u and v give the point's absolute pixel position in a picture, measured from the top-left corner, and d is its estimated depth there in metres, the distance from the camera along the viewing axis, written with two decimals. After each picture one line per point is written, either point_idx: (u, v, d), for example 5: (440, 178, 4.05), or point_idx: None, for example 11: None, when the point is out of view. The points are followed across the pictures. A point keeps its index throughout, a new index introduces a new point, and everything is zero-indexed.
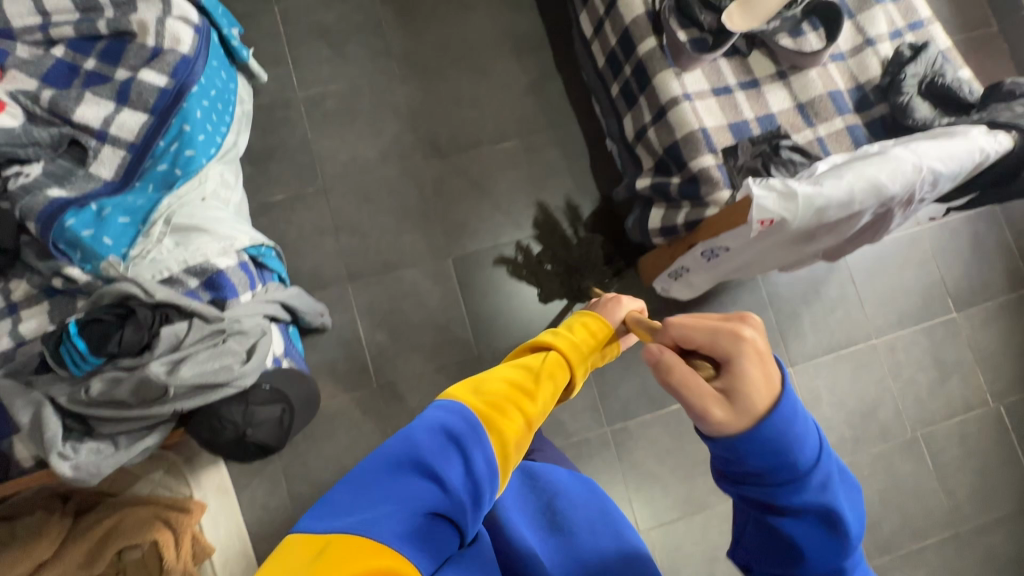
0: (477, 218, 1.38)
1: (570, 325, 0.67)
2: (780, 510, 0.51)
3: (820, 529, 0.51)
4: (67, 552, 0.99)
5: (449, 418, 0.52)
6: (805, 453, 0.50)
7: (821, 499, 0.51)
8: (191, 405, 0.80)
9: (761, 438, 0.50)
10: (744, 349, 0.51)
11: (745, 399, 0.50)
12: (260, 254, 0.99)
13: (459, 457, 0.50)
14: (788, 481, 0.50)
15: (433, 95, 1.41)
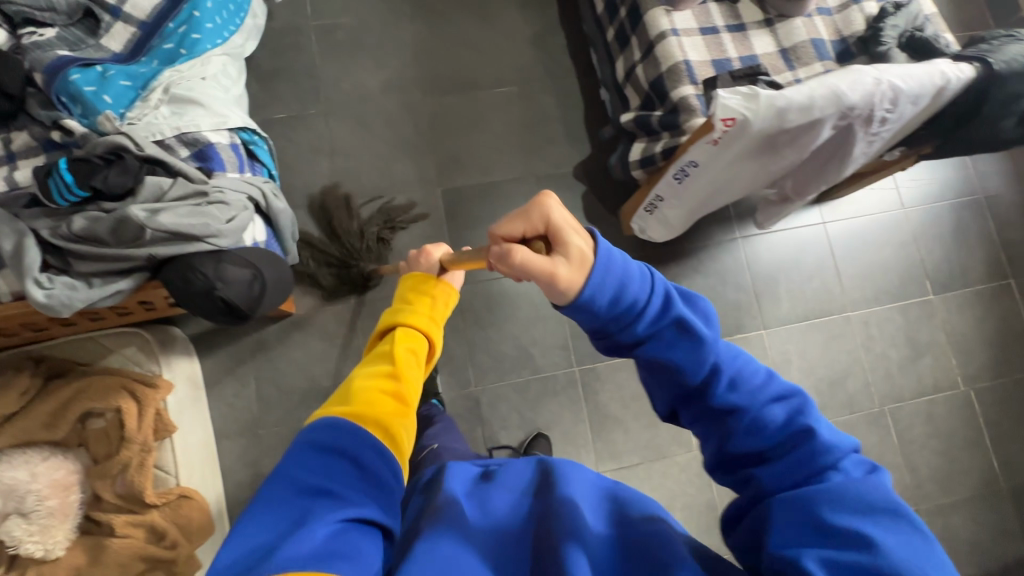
0: (469, 155, 1.42)
1: (401, 297, 0.76)
2: (649, 347, 0.57)
3: (688, 350, 0.55)
4: (34, 407, 1.04)
5: (323, 436, 0.57)
6: (635, 288, 0.56)
7: (668, 319, 0.56)
8: (166, 254, 0.83)
9: (591, 285, 0.55)
10: (552, 216, 0.58)
11: (575, 256, 0.56)
12: (251, 141, 1.03)
13: (351, 470, 0.56)
14: (636, 315, 0.56)
15: (438, 35, 1.47)
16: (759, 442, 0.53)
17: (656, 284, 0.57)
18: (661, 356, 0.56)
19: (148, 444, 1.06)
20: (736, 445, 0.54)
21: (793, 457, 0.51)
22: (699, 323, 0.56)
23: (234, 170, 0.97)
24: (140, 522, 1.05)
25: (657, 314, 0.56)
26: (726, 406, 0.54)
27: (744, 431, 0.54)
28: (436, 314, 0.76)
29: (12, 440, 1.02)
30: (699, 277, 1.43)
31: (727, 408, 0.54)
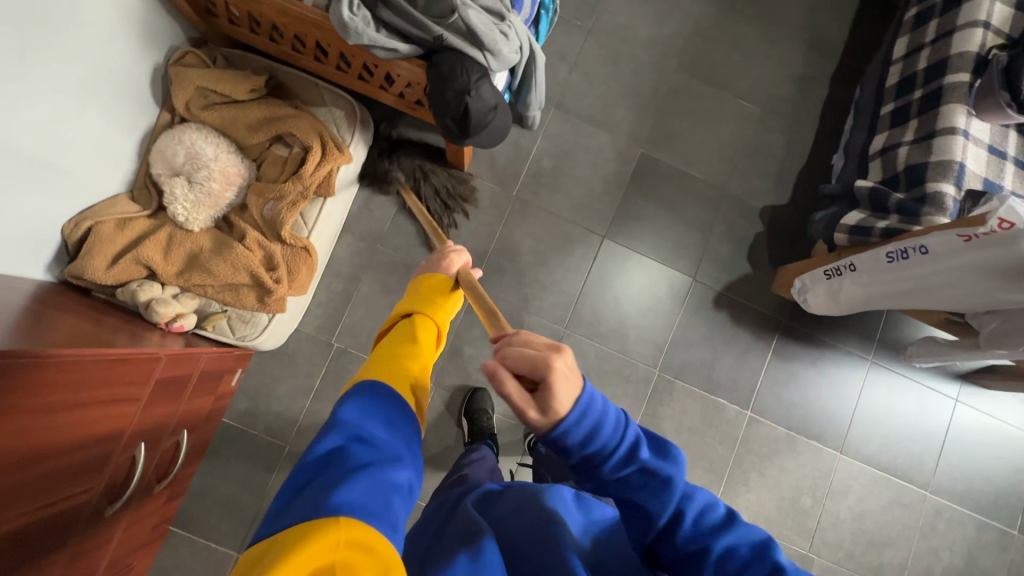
0: (683, 139, 1.44)
1: (413, 290, 0.78)
2: (616, 493, 0.54)
3: (654, 497, 0.52)
4: (251, 107, 1.16)
5: (361, 395, 0.60)
6: (603, 435, 0.51)
7: (632, 467, 0.52)
8: (452, 42, 0.91)
9: (559, 435, 0.50)
10: (551, 375, 0.49)
11: (555, 404, 0.49)
12: (543, 8, 1.12)
13: (391, 433, 0.58)
14: (602, 459, 0.52)
15: (721, 26, 1.49)
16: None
17: (628, 429, 0.53)
18: (635, 505, 0.54)
19: (308, 189, 1.14)
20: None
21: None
22: (661, 466, 0.53)
23: (525, 18, 1.05)
24: (265, 246, 1.14)
25: (621, 461, 0.52)
26: (691, 545, 0.53)
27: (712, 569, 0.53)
28: (448, 310, 0.77)
29: (222, 119, 1.15)
30: (811, 370, 1.39)
31: (688, 551, 0.53)
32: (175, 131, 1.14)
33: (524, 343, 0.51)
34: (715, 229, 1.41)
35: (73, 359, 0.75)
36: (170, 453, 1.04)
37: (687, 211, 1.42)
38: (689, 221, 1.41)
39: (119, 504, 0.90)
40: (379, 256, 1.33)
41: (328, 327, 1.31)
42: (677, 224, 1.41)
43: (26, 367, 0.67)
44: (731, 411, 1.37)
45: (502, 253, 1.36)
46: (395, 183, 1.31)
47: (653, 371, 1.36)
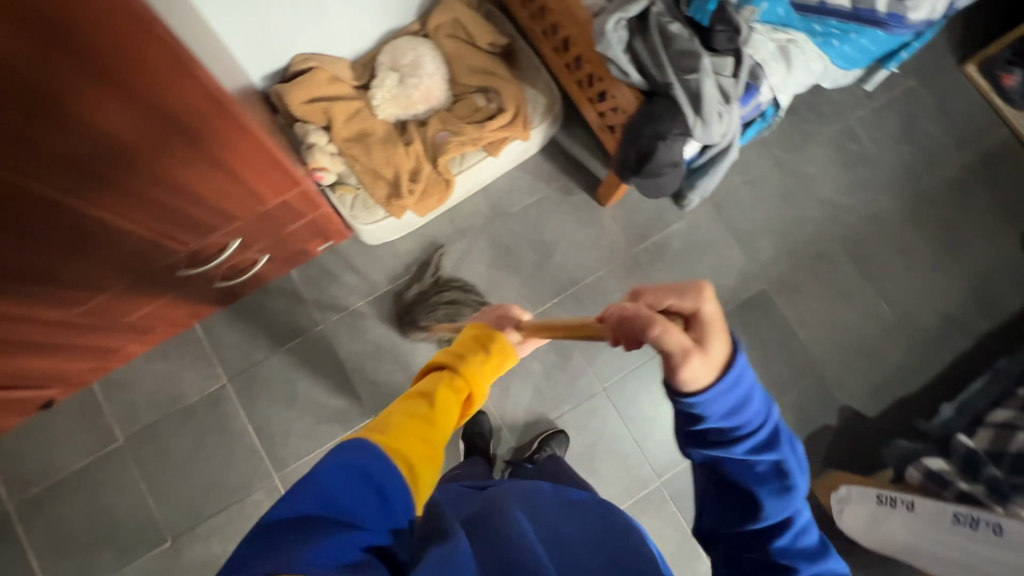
0: (807, 300, 1.42)
1: (458, 343, 0.70)
2: (738, 475, 0.54)
3: (774, 495, 0.53)
4: (481, 54, 1.29)
5: (346, 454, 0.48)
6: (755, 412, 0.53)
7: (768, 459, 0.54)
8: (675, 94, 0.97)
9: (717, 396, 0.51)
10: (704, 306, 0.52)
11: (711, 356, 0.51)
12: (763, 116, 1.15)
13: (379, 501, 0.47)
14: (740, 436, 0.53)
15: (897, 229, 1.50)
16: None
17: (777, 416, 0.54)
18: (752, 493, 0.54)
19: (479, 140, 1.24)
20: None
21: None
22: (794, 472, 0.54)
23: (743, 113, 1.10)
24: (419, 160, 1.24)
25: (759, 451, 0.53)
26: (783, 557, 0.53)
27: None
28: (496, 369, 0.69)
29: (453, 50, 1.29)
30: None
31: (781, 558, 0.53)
32: (415, 39, 1.29)
33: (670, 287, 0.53)
34: (789, 393, 1.37)
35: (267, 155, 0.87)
36: (244, 265, 1.14)
37: (773, 363, 1.38)
38: (770, 372, 1.37)
39: (191, 272, 1.01)
40: (492, 228, 1.41)
41: (415, 256, 1.39)
42: (759, 367, 1.37)
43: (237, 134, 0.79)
44: (702, 566, 1.28)
45: (591, 291, 1.39)
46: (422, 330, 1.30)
47: (655, 479, 1.31)
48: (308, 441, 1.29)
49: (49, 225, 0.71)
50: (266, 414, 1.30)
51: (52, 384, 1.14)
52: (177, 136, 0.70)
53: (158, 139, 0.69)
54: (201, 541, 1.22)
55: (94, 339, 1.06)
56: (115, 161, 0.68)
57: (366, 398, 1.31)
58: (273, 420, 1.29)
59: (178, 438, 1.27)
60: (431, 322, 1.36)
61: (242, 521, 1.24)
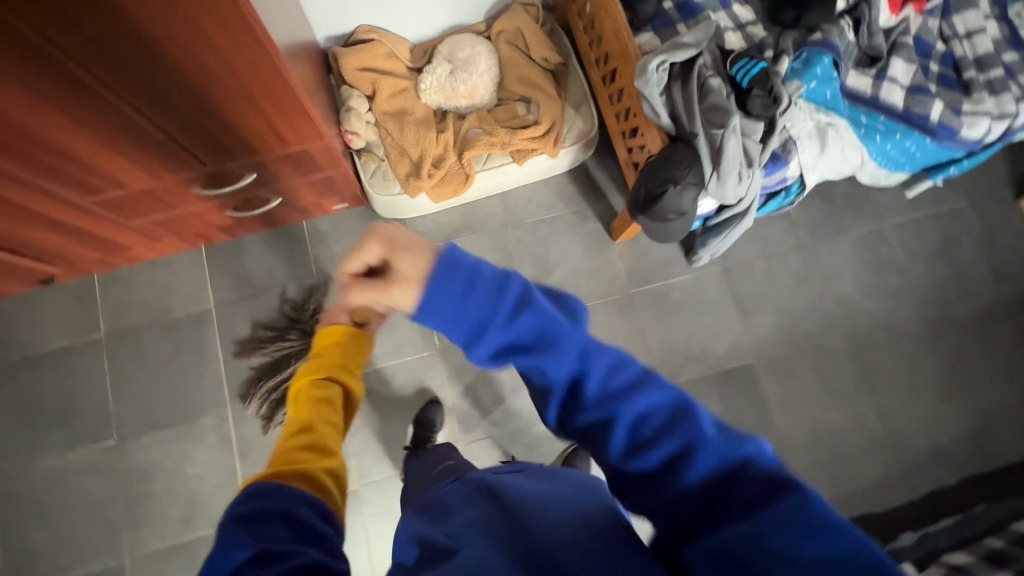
0: (797, 388, 1.37)
1: (314, 352, 0.78)
2: (555, 391, 0.58)
3: (548, 350, 0.57)
4: (533, 67, 1.33)
5: (251, 501, 0.55)
6: (488, 308, 0.57)
7: (530, 322, 0.57)
8: (698, 144, 0.99)
9: (445, 313, 0.57)
10: (382, 234, 0.56)
11: (406, 280, 0.56)
12: (788, 190, 1.14)
13: (292, 529, 0.54)
14: (494, 328, 0.57)
15: (915, 344, 1.41)
16: (697, 466, 0.49)
17: (513, 281, 0.58)
18: (577, 405, 0.57)
19: (508, 145, 1.27)
20: (635, 444, 0.53)
21: (681, 453, 0.50)
22: (556, 318, 0.58)
23: (765, 182, 1.10)
24: (446, 149, 1.28)
25: (523, 326, 0.57)
26: (603, 403, 0.56)
27: (633, 429, 0.54)
28: (350, 359, 0.77)
29: (508, 56, 1.33)
30: None
31: (660, 451, 0.52)
32: (476, 38, 1.34)
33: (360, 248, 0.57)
34: None
35: (308, 113, 0.94)
36: (257, 201, 1.19)
37: None
38: None
39: (204, 192, 1.06)
40: (502, 232, 1.43)
41: (421, 238, 1.41)
42: None
43: (286, 89, 0.86)
44: None
45: None
46: (289, 372, 1.28)
47: None
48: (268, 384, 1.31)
49: (84, 106, 0.77)
50: (238, 348, 1.32)
51: (56, 262, 1.21)
52: (215, 61, 0.75)
53: (198, 60, 0.74)
54: (144, 448, 1.25)
55: (105, 233, 1.13)
56: (162, 69, 0.75)
57: None
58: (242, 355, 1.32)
59: (152, 346, 1.31)
60: None
61: (186, 441, 1.26)
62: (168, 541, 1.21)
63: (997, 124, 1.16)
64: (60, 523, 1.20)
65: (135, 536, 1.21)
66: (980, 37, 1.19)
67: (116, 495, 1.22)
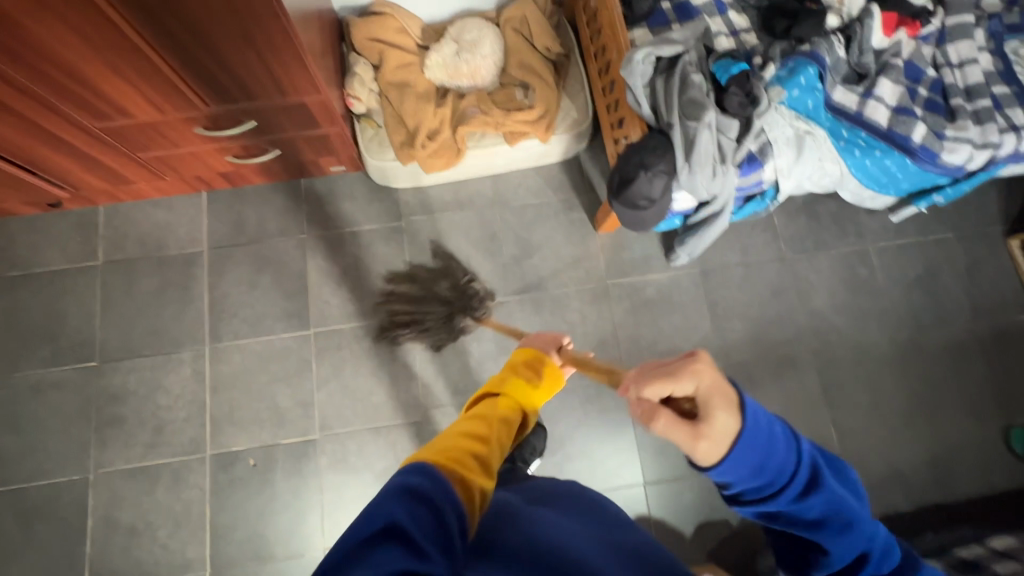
0: (759, 395, 1.39)
1: (512, 364, 0.86)
2: (783, 521, 0.63)
3: (833, 523, 0.62)
4: (535, 56, 1.38)
5: (411, 478, 0.58)
6: (784, 469, 0.60)
7: (809, 488, 0.62)
8: (673, 135, 1.03)
9: (737, 470, 0.58)
10: (697, 383, 0.57)
11: (718, 439, 0.56)
12: (764, 195, 1.18)
13: (432, 521, 0.54)
14: (775, 490, 0.61)
15: (881, 367, 1.43)
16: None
17: (801, 451, 0.61)
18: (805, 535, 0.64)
19: (502, 126, 1.32)
20: None
21: None
22: (829, 488, 0.62)
23: (741, 183, 1.13)
24: (443, 123, 1.33)
25: (796, 486, 0.61)
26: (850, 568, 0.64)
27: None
28: (540, 384, 0.83)
29: (512, 43, 1.39)
30: None
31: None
32: (484, 22, 1.40)
33: (664, 368, 0.58)
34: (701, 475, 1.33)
35: (306, 68, 1.00)
36: (257, 150, 1.25)
37: None
38: None
39: (205, 133, 1.13)
40: (489, 212, 1.47)
41: (411, 208, 1.46)
42: None
43: (286, 40, 0.91)
44: None
45: (554, 302, 1.42)
46: (404, 338, 1.37)
47: None
48: (248, 327, 1.37)
49: (96, 30, 0.83)
50: (224, 290, 1.39)
51: (65, 186, 1.28)
52: (221, 5, 0.82)
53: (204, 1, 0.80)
54: (122, 373, 1.32)
55: (114, 163, 1.21)
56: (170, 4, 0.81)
57: (314, 312, 1.39)
58: (227, 297, 1.38)
59: (144, 278, 1.38)
60: (400, 271, 1.42)
61: (163, 371, 1.32)
62: (132, 462, 1.27)
63: (979, 152, 1.17)
64: (35, 432, 1.27)
65: (102, 453, 1.27)
66: (972, 68, 1.21)
67: (90, 414, 1.29)
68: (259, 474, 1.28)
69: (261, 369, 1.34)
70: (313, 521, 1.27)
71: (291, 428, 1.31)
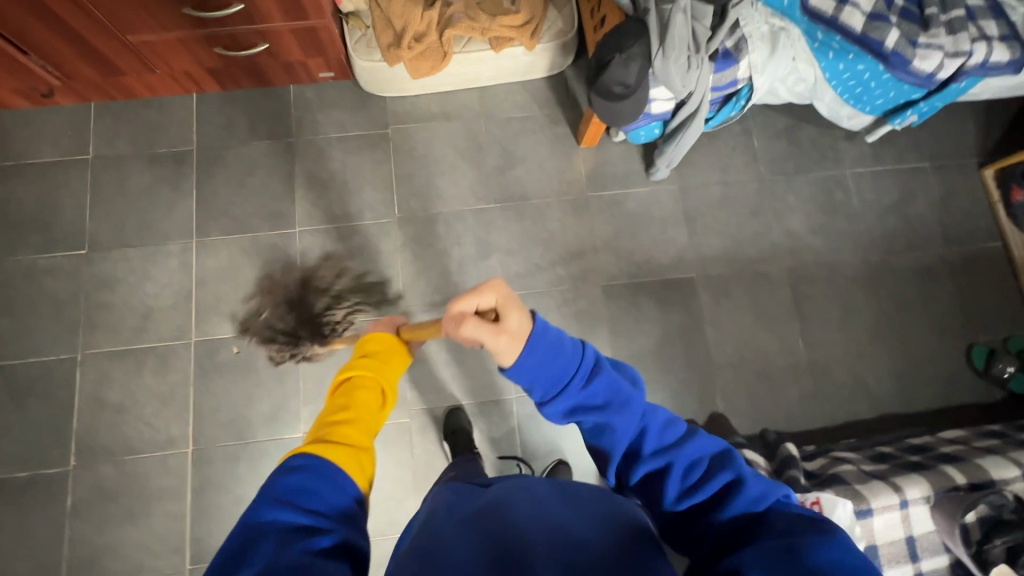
0: (731, 305, 1.43)
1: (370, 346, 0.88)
2: (584, 414, 0.70)
3: (618, 411, 0.68)
4: None
5: (289, 476, 0.63)
6: (572, 365, 0.69)
7: (600, 383, 0.69)
8: (648, 18, 1.06)
9: (526, 365, 0.67)
10: (496, 293, 0.69)
11: (513, 331, 0.67)
12: (739, 95, 1.23)
13: (324, 509, 0.62)
14: (568, 386, 0.68)
15: (852, 284, 1.47)
16: (697, 493, 0.64)
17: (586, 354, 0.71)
18: (604, 425, 0.69)
19: (488, 31, 1.32)
20: (676, 496, 0.65)
21: (732, 494, 0.62)
22: (623, 384, 0.70)
23: (715, 78, 1.17)
24: (429, 26, 1.31)
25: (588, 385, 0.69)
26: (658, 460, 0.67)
27: (682, 482, 0.65)
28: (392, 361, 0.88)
29: None
30: None
31: (654, 465, 0.67)
32: None
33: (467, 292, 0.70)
34: (671, 376, 1.37)
35: None
36: (245, 43, 1.27)
37: (670, 345, 1.39)
38: (663, 351, 1.38)
39: (191, 16, 1.15)
40: (475, 123, 1.50)
41: (398, 118, 1.49)
42: (654, 344, 1.39)
43: None
44: None
45: (535, 211, 1.45)
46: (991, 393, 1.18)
47: (511, 393, 1.35)
48: (235, 224, 1.40)
49: None
50: (213, 188, 1.42)
51: (58, 76, 1.31)
52: None
53: None
54: (112, 262, 1.35)
55: (108, 50, 1.24)
56: None
57: (301, 212, 1.42)
58: (215, 195, 1.41)
59: (135, 174, 1.41)
60: (385, 176, 1.45)
61: (151, 262, 1.36)
62: (120, 346, 1.31)
63: (949, 59, 1.20)
64: (27, 314, 1.31)
65: (91, 336, 1.31)
66: None
67: (80, 299, 1.33)
68: (243, 361, 1.32)
69: (247, 263, 1.38)
70: (293, 405, 1.31)
71: (275, 319, 1.35)
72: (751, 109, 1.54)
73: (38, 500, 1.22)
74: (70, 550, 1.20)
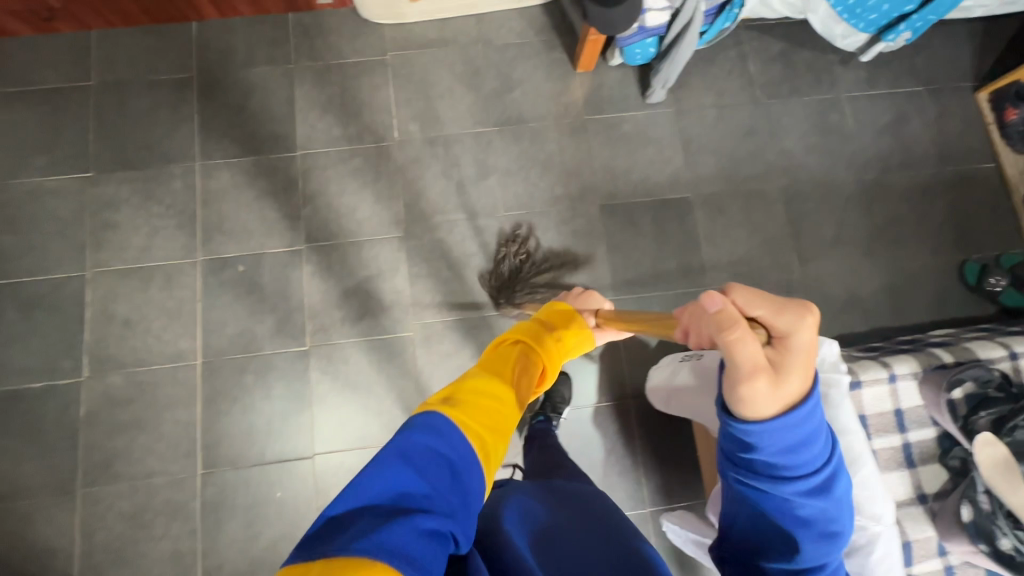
0: (726, 223, 1.45)
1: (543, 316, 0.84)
2: (770, 507, 0.59)
3: (812, 539, 0.58)
4: None
5: (424, 434, 0.54)
6: (811, 455, 0.56)
7: (817, 497, 0.58)
8: None
9: (776, 431, 0.55)
10: (798, 328, 0.52)
11: (779, 391, 0.53)
12: (732, 5, 1.27)
13: (450, 482, 0.53)
14: (789, 475, 0.57)
15: (845, 203, 1.49)
16: None
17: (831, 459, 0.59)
18: (784, 536, 0.60)
19: None
20: None
21: None
22: (836, 518, 0.58)
23: None
24: None
25: (805, 492, 0.58)
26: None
27: None
28: (564, 344, 0.82)
29: None
30: (601, 455, 1.32)
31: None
32: None
33: (768, 297, 0.52)
34: (668, 290, 1.40)
35: None
36: None
37: (666, 261, 1.42)
38: (660, 267, 1.41)
39: None
40: (472, 49, 1.51)
41: (396, 44, 1.50)
42: (651, 260, 1.41)
43: None
44: None
45: (533, 133, 1.47)
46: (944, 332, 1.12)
47: (511, 306, 1.37)
48: (237, 147, 1.42)
49: None
50: (215, 112, 1.44)
51: None
52: None
53: None
54: (117, 183, 1.38)
55: None
56: None
57: (302, 135, 1.44)
58: (216, 119, 1.43)
59: (136, 99, 1.43)
60: (384, 101, 1.47)
61: (155, 183, 1.39)
62: (127, 263, 1.34)
63: None
64: (34, 234, 1.34)
65: (98, 254, 1.34)
66: None
67: (86, 219, 1.36)
68: (247, 277, 1.35)
69: (250, 185, 1.40)
70: (298, 319, 1.34)
71: (279, 237, 1.38)
72: (747, 34, 1.56)
73: (53, 408, 1.26)
74: (83, 455, 1.24)
